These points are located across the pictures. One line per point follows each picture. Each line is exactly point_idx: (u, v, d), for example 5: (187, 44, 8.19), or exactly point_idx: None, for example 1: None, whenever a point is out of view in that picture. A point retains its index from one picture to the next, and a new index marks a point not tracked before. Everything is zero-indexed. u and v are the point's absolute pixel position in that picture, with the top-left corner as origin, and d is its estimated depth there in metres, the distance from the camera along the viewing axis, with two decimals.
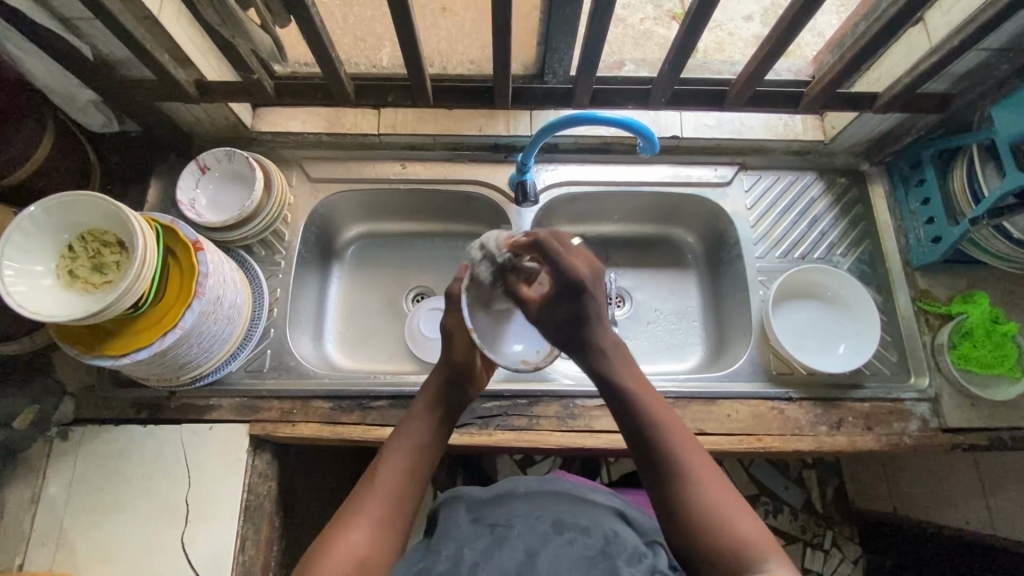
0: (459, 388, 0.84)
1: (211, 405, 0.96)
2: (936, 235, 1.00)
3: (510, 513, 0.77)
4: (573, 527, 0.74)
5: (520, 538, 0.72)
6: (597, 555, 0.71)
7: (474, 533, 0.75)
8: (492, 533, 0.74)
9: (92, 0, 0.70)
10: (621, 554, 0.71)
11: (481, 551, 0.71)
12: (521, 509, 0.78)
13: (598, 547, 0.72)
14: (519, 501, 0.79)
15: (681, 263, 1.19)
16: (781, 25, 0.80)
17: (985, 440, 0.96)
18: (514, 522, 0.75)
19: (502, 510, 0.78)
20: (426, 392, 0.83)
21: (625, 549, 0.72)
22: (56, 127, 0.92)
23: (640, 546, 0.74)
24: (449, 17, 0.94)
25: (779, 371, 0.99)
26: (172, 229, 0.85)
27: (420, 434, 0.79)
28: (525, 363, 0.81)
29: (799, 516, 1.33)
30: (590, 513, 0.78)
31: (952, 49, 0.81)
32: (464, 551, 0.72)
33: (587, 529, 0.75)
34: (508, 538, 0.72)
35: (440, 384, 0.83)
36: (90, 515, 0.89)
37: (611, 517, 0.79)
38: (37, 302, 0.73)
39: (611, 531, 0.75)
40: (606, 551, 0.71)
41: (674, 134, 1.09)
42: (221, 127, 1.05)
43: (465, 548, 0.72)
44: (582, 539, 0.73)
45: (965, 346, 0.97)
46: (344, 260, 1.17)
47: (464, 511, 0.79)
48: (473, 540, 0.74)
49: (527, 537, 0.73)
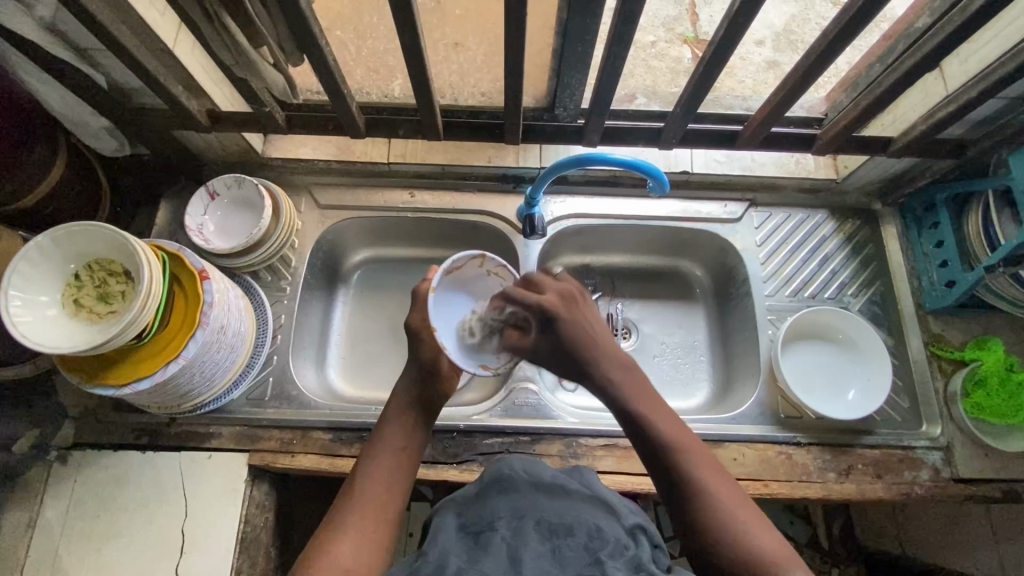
0: (429, 390, 0.78)
1: (211, 433, 0.95)
2: (949, 279, 0.99)
3: (493, 515, 0.68)
4: (556, 527, 0.64)
5: (504, 540, 0.63)
6: (581, 553, 0.61)
7: (459, 543, 0.65)
8: (478, 541, 0.64)
9: (109, 38, 0.71)
10: (606, 551, 0.62)
11: (467, 558, 0.62)
12: (504, 508, 0.69)
13: (582, 545, 0.62)
14: (502, 501, 0.70)
15: (689, 296, 1.17)
16: (798, 70, 0.80)
17: (998, 492, 0.94)
18: (498, 524, 0.66)
19: (485, 512, 0.69)
20: (395, 400, 0.77)
21: (608, 544, 0.63)
22: (69, 152, 0.93)
23: (623, 538, 0.66)
24: (461, 51, 0.92)
25: (787, 414, 0.98)
26: (178, 256, 0.85)
27: (396, 442, 0.74)
28: (485, 366, 0.76)
29: (804, 553, 1.27)
30: (573, 509, 0.68)
31: (969, 99, 0.80)
32: (450, 557, 0.62)
33: (570, 527, 0.64)
34: (492, 542, 0.63)
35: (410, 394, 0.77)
36: (86, 542, 0.88)
37: (595, 511, 0.69)
38: (41, 332, 0.73)
39: (595, 526, 0.65)
40: (590, 547, 0.62)
41: (684, 170, 1.08)
42: (232, 153, 1.06)
43: (450, 555, 0.62)
44: (564, 537, 0.63)
45: (977, 394, 0.95)
46: (349, 286, 1.17)
47: (452, 514, 0.71)
48: (458, 549, 0.64)
49: (510, 537, 0.63)
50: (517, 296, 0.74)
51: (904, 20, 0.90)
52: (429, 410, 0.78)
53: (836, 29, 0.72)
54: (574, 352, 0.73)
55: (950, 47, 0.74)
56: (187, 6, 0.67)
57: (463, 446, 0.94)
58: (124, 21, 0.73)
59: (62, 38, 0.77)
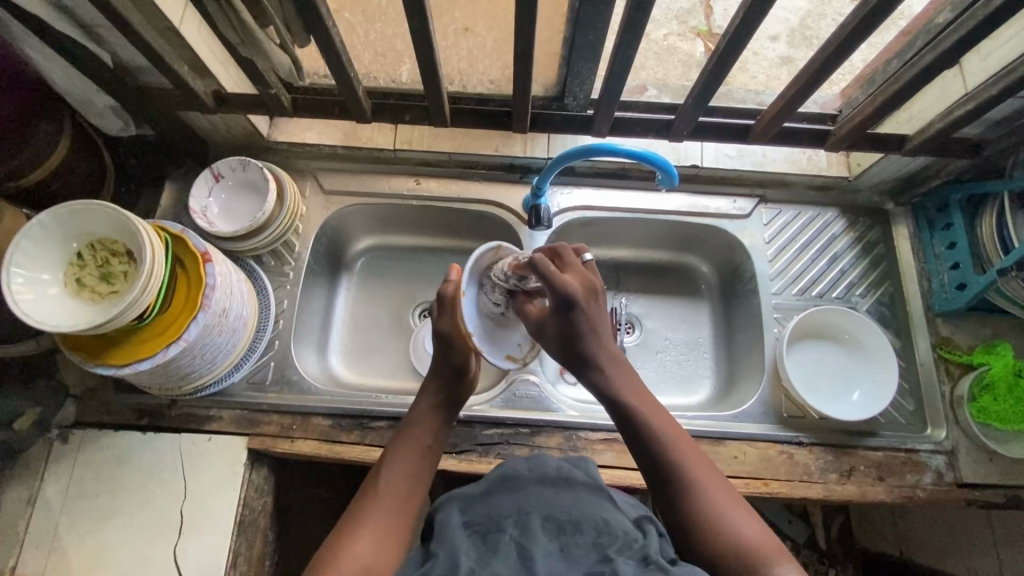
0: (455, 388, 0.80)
1: (211, 416, 0.95)
2: (960, 282, 0.97)
3: (500, 512, 0.67)
4: (564, 524, 0.64)
5: (513, 541, 0.61)
6: (589, 550, 0.61)
7: (468, 540, 0.63)
8: (486, 541, 0.63)
9: (113, 14, 0.70)
10: (614, 546, 0.61)
11: (477, 559, 0.60)
12: (511, 503, 0.67)
13: (590, 541, 0.62)
14: (509, 496, 0.69)
15: (694, 292, 1.16)
16: (813, 64, 0.78)
17: (1002, 498, 0.93)
18: (505, 524, 0.64)
19: (492, 508, 0.68)
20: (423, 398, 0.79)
21: (617, 539, 0.62)
22: (74, 131, 0.93)
23: (631, 530, 0.65)
24: (471, 37, 0.89)
25: (791, 414, 0.97)
26: (181, 238, 0.85)
27: (420, 440, 0.75)
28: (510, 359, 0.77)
29: (801, 552, 1.27)
30: (579, 502, 0.68)
31: (989, 97, 0.78)
32: (460, 555, 0.60)
33: (577, 523, 0.64)
34: (501, 543, 0.62)
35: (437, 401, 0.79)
36: (85, 521, 0.89)
37: (599, 501, 0.69)
38: (42, 310, 0.73)
39: (602, 520, 0.65)
40: (598, 543, 0.62)
41: (694, 164, 1.07)
42: (238, 136, 1.05)
43: (460, 554, 0.60)
44: (571, 535, 0.63)
45: (985, 399, 0.94)
46: (352, 272, 1.16)
47: (456, 511, 0.68)
48: (467, 546, 0.62)
49: (519, 537, 0.62)
50: (543, 270, 0.71)
51: (925, 14, 0.87)
52: (454, 407, 0.80)
53: (856, 21, 0.70)
54: (576, 342, 0.73)
55: (973, 42, 0.72)
56: None
57: (462, 436, 0.93)
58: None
59: (66, 13, 0.76)
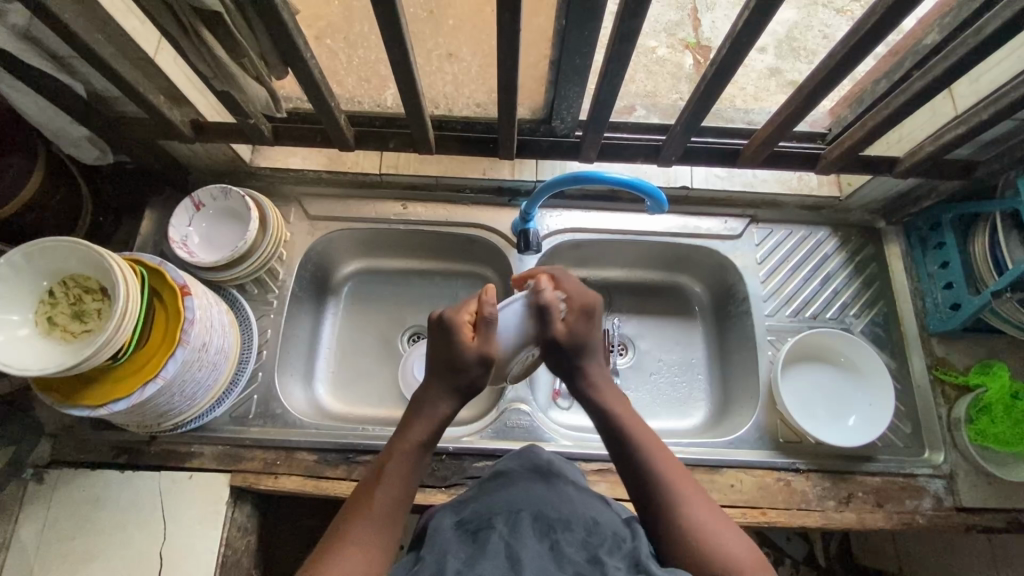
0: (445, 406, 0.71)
1: (192, 452, 0.92)
2: (955, 302, 0.96)
3: (492, 509, 0.63)
4: (554, 522, 0.60)
5: (503, 539, 0.57)
6: (579, 550, 0.57)
7: (456, 540, 0.59)
8: (476, 539, 0.58)
9: (86, 51, 0.68)
10: (604, 547, 0.58)
11: (465, 558, 0.56)
12: (500, 500, 0.64)
13: (580, 540, 0.59)
14: (499, 494, 0.65)
15: (687, 312, 1.14)
16: (804, 89, 0.77)
17: (1001, 522, 0.91)
18: (496, 521, 0.60)
19: (483, 506, 0.64)
20: (412, 431, 0.70)
21: (607, 539, 0.59)
22: (49, 162, 0.91)
23: (620, 530, 0.62)
24: (455, 61, 0.86)
25: (787, 439, 0.95)
26: (159, 271, 0.83)
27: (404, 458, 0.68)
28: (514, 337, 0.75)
29: (800, 570, 1.21)
30: (569, 500, 0.64)
31: (981, 121, 0.77)
32: (446, 558, 0.56)
33: (567, 521, 0.60)
34: (490, 541, 0.57)
35: (449, 408, 0.71)
36: (59, 566, 0.85)
37: (589, 500, 0.66)
38: (12, 353, 0.71)
39: (591, 520, 0.62)
40: (588, 543, 0.58)
41: (684, 185, 1.06)
42: (220, 162, 1.03)
43: (446, 557, 0.56)
44: (562, 533, 0.59)
45: (982, 421, 0.93)
46: (340, 297, 1.14)
47: (449, 515, 0.64)
48: (456, 546, 0.58)
49: (508, 536, 0.57)
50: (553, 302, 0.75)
51: (912, 35, 0.87)
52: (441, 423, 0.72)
53: (845, 48, 0.70)
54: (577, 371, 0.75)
55: (962, 70, 0.71)
56: (158, 16, 0.64)
57: (452, 469, 0.91)
58: (101, 30, 0.70)
59: (37, 45, 0.74)
